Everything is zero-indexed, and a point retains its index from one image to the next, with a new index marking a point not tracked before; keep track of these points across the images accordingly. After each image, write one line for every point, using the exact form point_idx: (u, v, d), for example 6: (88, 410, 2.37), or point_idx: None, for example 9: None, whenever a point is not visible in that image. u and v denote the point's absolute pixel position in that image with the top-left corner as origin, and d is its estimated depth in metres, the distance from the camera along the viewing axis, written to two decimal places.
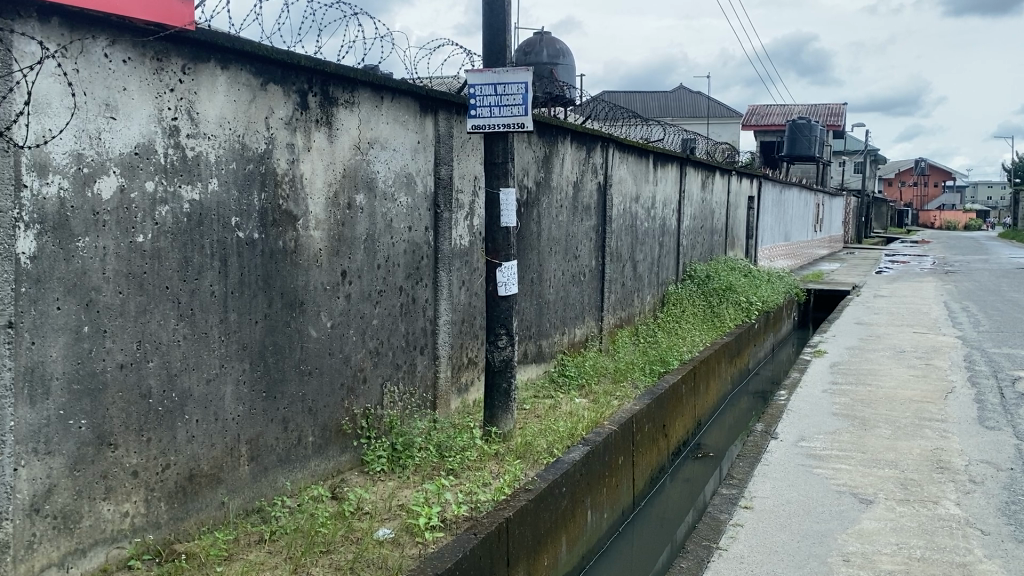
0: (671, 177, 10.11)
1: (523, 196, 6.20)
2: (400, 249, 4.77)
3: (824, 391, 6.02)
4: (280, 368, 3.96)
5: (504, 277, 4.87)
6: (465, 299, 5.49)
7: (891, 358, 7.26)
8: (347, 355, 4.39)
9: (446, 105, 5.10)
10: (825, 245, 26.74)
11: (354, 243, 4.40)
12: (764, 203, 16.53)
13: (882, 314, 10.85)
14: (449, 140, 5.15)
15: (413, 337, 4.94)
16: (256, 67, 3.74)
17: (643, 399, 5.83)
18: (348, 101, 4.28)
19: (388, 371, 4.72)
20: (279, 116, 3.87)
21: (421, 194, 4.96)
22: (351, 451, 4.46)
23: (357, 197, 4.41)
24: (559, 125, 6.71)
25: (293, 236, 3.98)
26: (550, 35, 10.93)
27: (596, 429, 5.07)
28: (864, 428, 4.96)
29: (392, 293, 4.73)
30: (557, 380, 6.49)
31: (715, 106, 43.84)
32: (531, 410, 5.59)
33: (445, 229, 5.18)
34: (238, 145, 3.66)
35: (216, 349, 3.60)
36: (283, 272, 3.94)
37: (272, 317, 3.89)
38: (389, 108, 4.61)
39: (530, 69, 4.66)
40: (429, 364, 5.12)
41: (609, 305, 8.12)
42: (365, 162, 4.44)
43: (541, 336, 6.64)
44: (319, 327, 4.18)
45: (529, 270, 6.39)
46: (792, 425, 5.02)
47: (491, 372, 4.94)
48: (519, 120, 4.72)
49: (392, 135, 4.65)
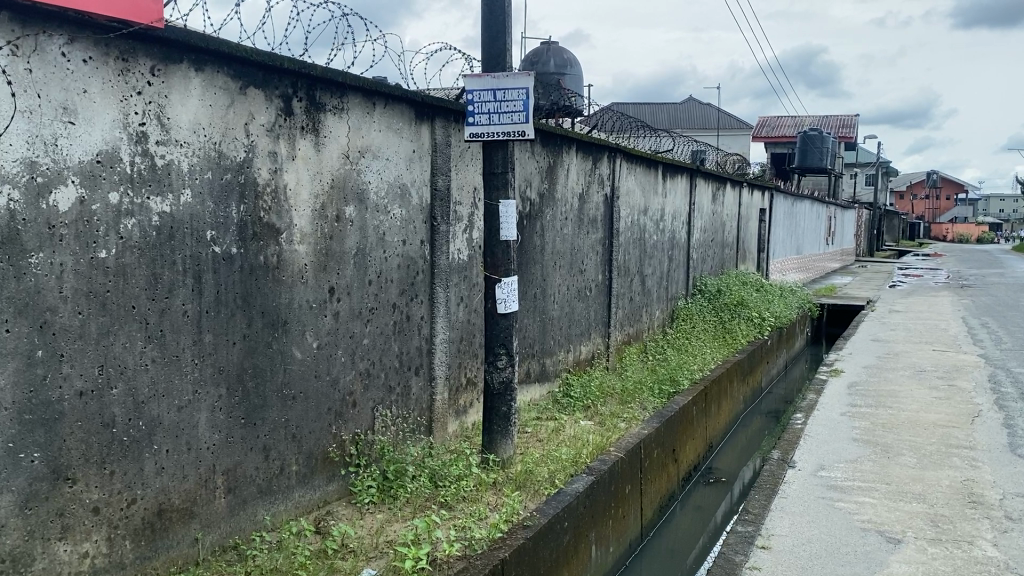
0: (681, 189, 9.83)
1: (525, 208, 5.93)
2: (393, 264, 4.50)
3: (843, 414, 5.70)
4: (261, 393, 3.69)
5: (504, 293, 4.59)
6: (464, 316, 5.21)
7: (911, 378, 6.94)
8: (335, 378, 4.12)
9: (444, 111, 4.84)
10: (836, 258, 26.36)
11: (343, 258, 4.13)
12: (776, 216, 16.23)
13: (898, 330, 10.52)
14: (446, 149, 4.88)
15: (407, 358, 4.66)
16: (235, 70, 3.48)
17: (651, 423, 5.53)
18: (336, 107, 4.03)
19: (379, 394, 4.45)
20: (260, 122, 3.62)
21: (416, 205, 4.70)
22: (338, 480, 4.17)
23: (347, 208, 4.15)
24: (564, 134, 6.44)
25: (276, 250, 3.72)
26: (557, 45, 10.69)
27: (602, 456, 4.77)
28: (887, 457, 4.64)
29: (384, 311, 4.45)
30: (562, 401, 6.19)
31: (725, 119, 43.58)
32: (533, 434, 5.30)
33: (442, 242, 4.91)
34: (214, 153, 3.40)
35: (188, 373, 3.34)
36: (264, 291, 3.67)
37: (252, 338, 3.62)
38: (382, 115, 4.35)
39: (531, 74, 4.40)
40: (424, 385, 4.83)
41: (616, 321, 7.84)
42: (355, 172, 4.18)
43: (544, 354, 6.35)
44: (304, 348, 3.91)
45: (532, 285, 6.11)
46: (810, 453, 4.72)
47: (490, 395, 4.66)
48: (519, 128, 4.47)
49: (385, 143, 4.39)
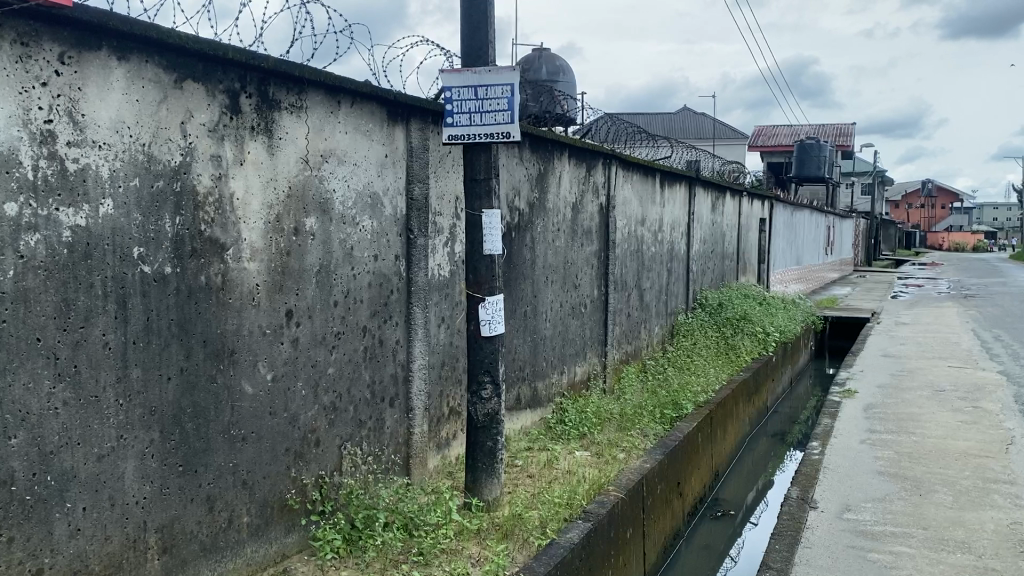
0: (680, 198, 9.37)
1: (513, 219, 5.43)
2: (362, 283, 3.99)
3: (863, 442, 5.20)
4: (203, 435, 3.18)
5: (488, 314, 4.08)
6: (445, 339, 4.70)
7: (931, 399, 6.44)
8: (294, 415, 3.61)
9: (421, 112, 4.35)
10: (836, 268, 25.98)
11: (303, 277, 3.62)
12: (776, 226, 15.79)
13: (909, 345, 10.03)
14: (424, 154, 4.38)
15: (380, 388, 4.15)
16: (168, 59, 2.99)
17: (654, 455, 5.03)
18: (293, 105, 3.53)
19: (347, 430, 3.94)
20: (200, 121, 3.12)
21: (390, 216, 4.19)
22: (299, 531, 3.65)
23: (307, 220, 3.63)
24: (556, 139, 5.96)
25: (220, 269, 3.21)
26: (548, 52, 10.24)
27: (600, 497, 4.27)
28: (919, 494, 4.13)
29: (353, 336, 3.94)
30: (555, 428, 5.69)
31: (720, 129, 43.28)
32: (524, 469, 4.79)
33: (420, 257, 4.40)
34: (142, 157, 2.90)
35: (111, 417, 2.82)
36: (207, 316, 3.16)
37: (191, 372, 3.11)
38: (348, 115, 3.86)
39: (517, 68, 3.92)
40: (400, 418, 4.31)
41: (614, 339, 7.33)
42: (317, 179, 3.67)
43: (536, 377, 5.84)
44: (256, 382, 3.40)
45: (522, 303, 5.61)
46: (832, 490, 4.21)
47: (473, 428, 4.14)
48: (503, 129, 3.98)
49: (352, 147, 3.89)
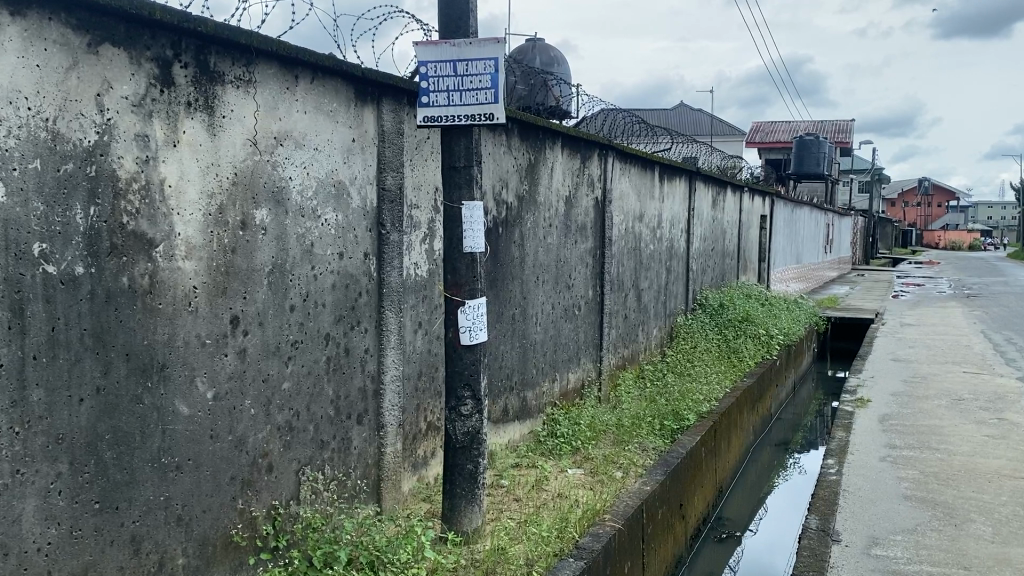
0: (679, 194, 8.89)
1: (500, 213, 4.95)
2: (325, 284, 3.50)
3: (883, 459, 4.73)
4: (126, 466, 2.69)
5: (469, 320, 3.59)
6: (423, 346, 4.21)
7: (952, 410, 5.96)
8: (241, 438, 3.12)
9: (394, 91, 3.85)
10: (834, 267, 25.57)
11: (252, 278, 3.12)
12: (777, 224, 15.32)
13: (919, 348, 9.56)
14: (397, 139, 3.89)
15: (346, 403, 3.66)
16: (80, 17, 2.49)
17: (654, 476, 4.55)
18: (240, 78, 3.04)
19: (306, 453, 3.46)
20: (122, 93, 2.63)
21: (358, 209, 3.70)
22: (247, 572, 3.17)
23: (257, 212, 3.14)
24: (547, 126, 5.47)
25: (147, 270, 2.72)
26: (542, 42, 9.74)
27: (594, 529, 3.79)
28: (954, 525, 3.66)
29: (314, 345, 3.46)
30: (545, 443, 5.21)
31: (717, 125, 42.84)
32: (510, 490, 4.31)
33: (393, 255, 3.90)
34: (44, 135, 2.41)
35: (3, 448, 2.33)
36: (130, 325, 2.67)
37: (111, 391, 2.62)
38: (308, 92, 3.36)
39: (502, 40, 3.43)
40: (369, 436, 3.82)
41: (610, 343, 6.86)
42: (269, 165, 3.18)
43: (526, 386, 5.35)
44: (193, 401, 2.91)
45: (510, 305, 5.12)
46: (855, 521, 3.74)
47: (451, 450, 3.66)
48: (486, 109, 3.49)
49: (313, 128, 3.40)
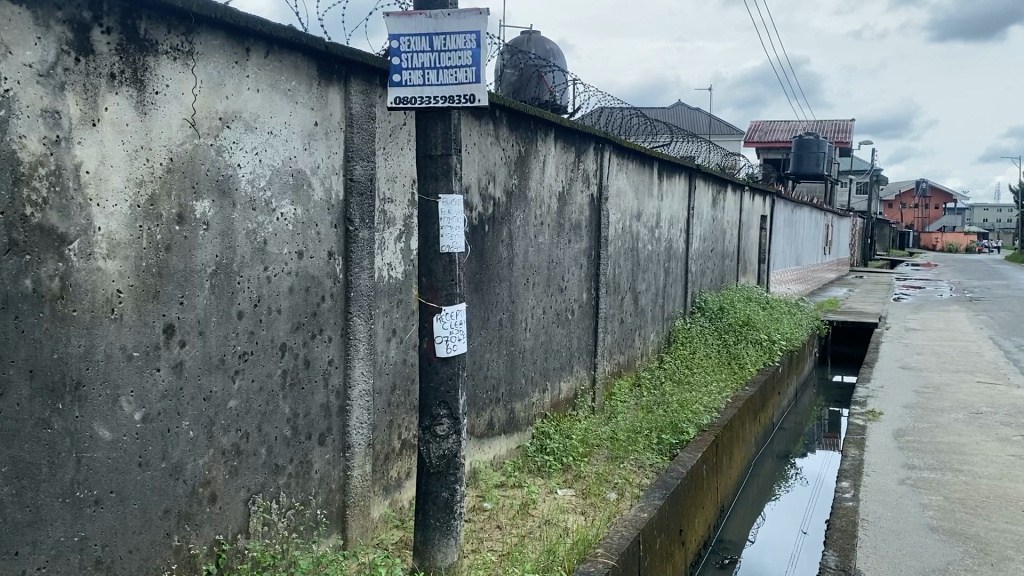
0: (678, 192, 8.48)
1: (486, 209, 4.53)
2: (281, 288, 3.08)
3: (903, 482, 4.33)
4: (29, 503, 2.26)
5: (445, 329, 3.15)
6: (396, 356, 3.79)
7: (971, 425, 5.56)
8: (177, 464, 2.70)
9: (363, 71, 3.43)
10: (832, 268, 25.19)
11: (191, 281, 2.70)
12: (776, 224, 14.91)
13: (928, 355, 9.16)
14: (367, 124, 3.47)
15: (305, 423, 3.24)
16: None
17: (653, 500, 4.14)
18: (177, 48, 2.61)
19: (257, 480, 3.03)
20: (24, 60, 2.20)
21: (322, 202, 3.27)
22: None
23: (198, 204, 2.71)
24: (539, 116, 5.05)
25: (57, 271, 2.30)
26: (538, 34, 9.28)
27: (584, 566, 3.36)
28: (991, 564, 3.25)
29: (266, 356, 3.04)
30: (534, 459, 4.79)
31: (715, 124, 42.46)
32: (493, 516, 3.89)
33: (362, 254, 3.48)
34: None
35: None
36: (34, 337, 2.25)
37: (9, 414, 2.20)
38: (261, 68, 2.94)
39: (484, 11, 2.99)
40: (333, 458, 3.40)
41: (605, 349, 6.44)
42: (212, 149, 2.75)
43: (513, 397, 4.93)
44: (116, 424, 2.48)
45: (496, 310, 4.71)
46: (880, 560, 3.33)
47: (425, 475, 3.23)
48: (465, 90, 3.05)
49: (267, 109, 2.98)
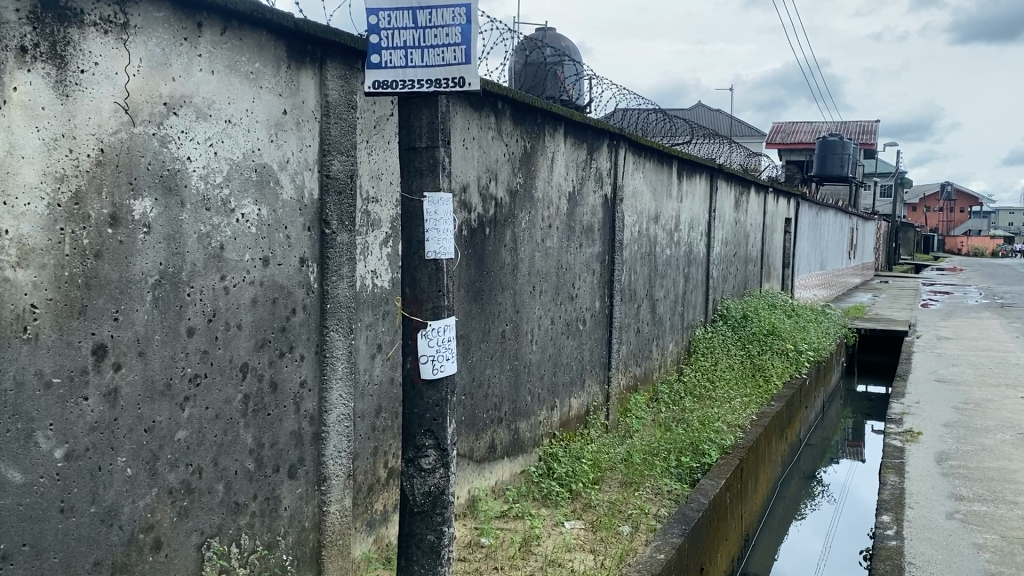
0: (699, 193, 8.03)
1: (486, 212, 4.11)
2: (242, 300, 2.68)
3: (952, 517, 3.85)
4: None
5: (431, 348, 2.68)
6: (382, 374, 3.38)
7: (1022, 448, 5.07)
8: (110, 507, 2.30)
9: (341, 54, 3.02)
10: (857, 272, 24.57)
11: (128, 293, 2.31)
12: (801, 227, 14.40)
13: (966, 367, 8.63)
14: (346, 114, 3.07)
15: (271, 454, 2.84)
16: None
17: (670, 537, 3.70)
18: (109, 19, 2.22)
19: (213, 521, 2.63)
20: None
21: (293, 202, 2.88)
22: None
23: (137, 204, 2.32)
24: (548, 109, 4.63)
25: None
26: (553, 31, 8.85)
27: None
28: None
29: (224, 378, 2.64)
30: (540, 484, 4.37)
31: (736, 127, 41.87)
32: (490, 555, 3.47)
33: (341, 261, 3.07)
34: None
35: None
36: None
37: None
38: (216, 45, 2.54)
39: None
40: (306, 493, 3.00)
41: (619, 361, 6.00)
42: (153, 139, 2.36)
43: (518, 416, 4.51)
44: (31, 464, 2.09)
45: (498, 322, 4.29)
46: None
47: (408, 515, 2.79)
48: (455, 73, 2.56)
49: (224, 93, 2.58)
